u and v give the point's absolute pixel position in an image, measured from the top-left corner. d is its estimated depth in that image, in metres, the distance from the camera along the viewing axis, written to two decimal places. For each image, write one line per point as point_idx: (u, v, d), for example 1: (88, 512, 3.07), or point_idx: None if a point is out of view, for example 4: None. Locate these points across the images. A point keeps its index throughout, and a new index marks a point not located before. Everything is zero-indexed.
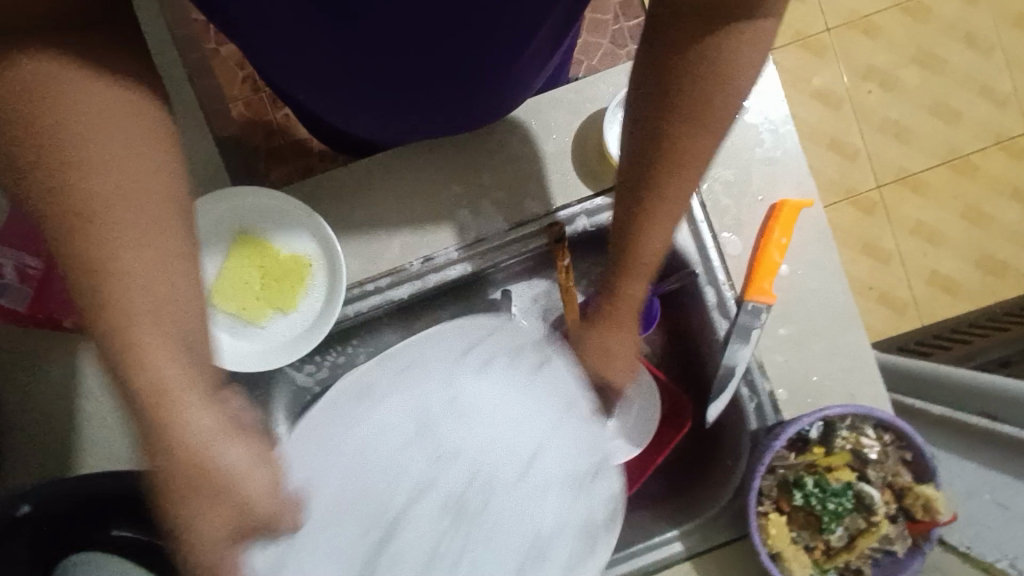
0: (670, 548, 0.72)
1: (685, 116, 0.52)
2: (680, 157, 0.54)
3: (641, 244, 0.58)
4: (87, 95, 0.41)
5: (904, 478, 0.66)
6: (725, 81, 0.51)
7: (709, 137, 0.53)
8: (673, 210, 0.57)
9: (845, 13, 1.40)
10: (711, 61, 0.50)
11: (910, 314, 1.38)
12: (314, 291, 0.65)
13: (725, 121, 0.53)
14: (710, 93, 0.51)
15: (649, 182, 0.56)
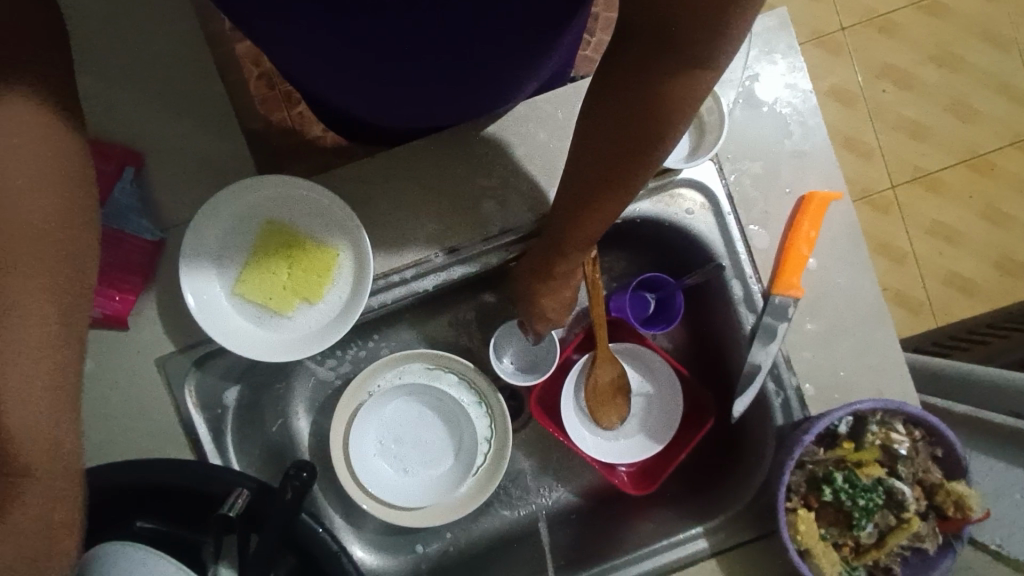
0: (695, 544, 0.72)
1: (628, 145, 0.48)
2: (607, 176, 0.51)
3: (569, 239, 0.59)
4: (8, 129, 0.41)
5: (934, 475, 0.66)
6: (662, 123, 0.46)
7: (638, 167, 0.50)
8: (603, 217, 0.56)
9: (861, 11, 1.45)
10: (650, 96, 0.44)
11: (925, 314, 1.42)
12: (340, 281, 0.66)
13: (654, 152, 0.49)
14: (645, 129, 0.47)
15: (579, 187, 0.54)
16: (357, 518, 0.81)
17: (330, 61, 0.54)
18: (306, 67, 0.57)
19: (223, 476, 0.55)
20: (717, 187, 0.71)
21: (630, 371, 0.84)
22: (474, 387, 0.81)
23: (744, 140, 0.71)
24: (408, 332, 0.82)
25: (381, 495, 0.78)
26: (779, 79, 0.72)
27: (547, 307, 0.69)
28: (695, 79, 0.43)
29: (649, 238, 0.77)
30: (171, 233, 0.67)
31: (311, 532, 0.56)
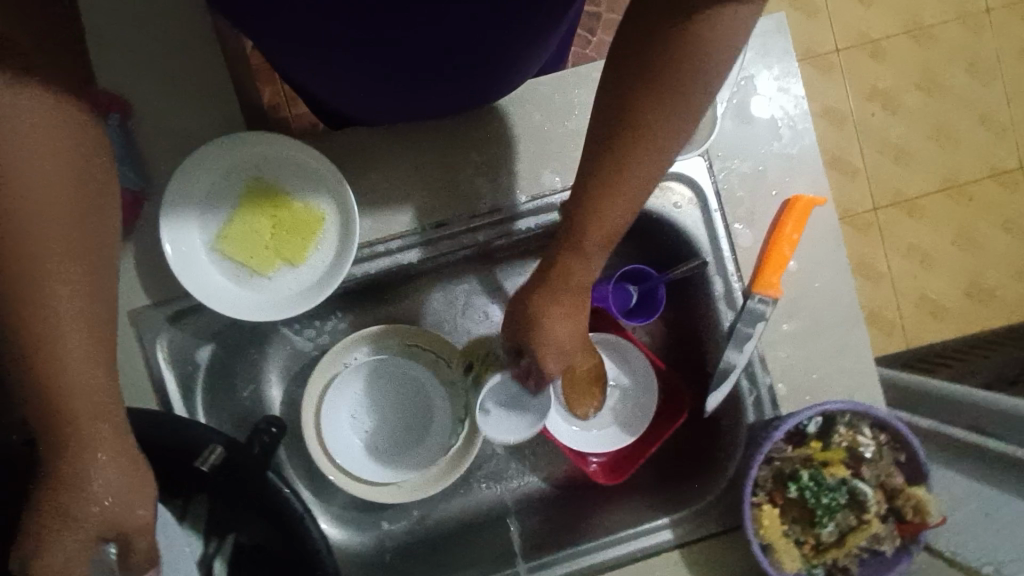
0: (660, 535, 0.72)
1: (657, 117, 0.46)
2: (636, 142, 0.48)
3: (588, 234, 0.53)
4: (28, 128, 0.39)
5: (896, 479, 0.67)
6: (705, 61, 0.44)
7: (672, 121, 0.47)
8: (627, 200, 0.51)
9: (854, 34, 1.48)
10: (688, 40, 0.43)
11: (896, 335, 1.45)
12: (324, 245, 0.66)
13: (693, 106, 0.47)
14: (685, 71, 0.44)
15: (598, 168, 0.50)
16: (323, 491, 0.81)
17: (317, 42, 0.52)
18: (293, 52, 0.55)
19: (190, 429, 0.53)
20: (706, 184, 0.72)
21: (608, 362, 0.84)
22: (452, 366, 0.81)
23: (735, 139, 0.72)
24: (389, 306, 0.82)
25: (349, 468, 0.77)
26: (772, 82, 0.73)
27: (553, 342, 0.59)
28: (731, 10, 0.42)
29: (636, 230, 0.78)
30: (154, 185, 0.66)
31: (275, 492, 0.53)
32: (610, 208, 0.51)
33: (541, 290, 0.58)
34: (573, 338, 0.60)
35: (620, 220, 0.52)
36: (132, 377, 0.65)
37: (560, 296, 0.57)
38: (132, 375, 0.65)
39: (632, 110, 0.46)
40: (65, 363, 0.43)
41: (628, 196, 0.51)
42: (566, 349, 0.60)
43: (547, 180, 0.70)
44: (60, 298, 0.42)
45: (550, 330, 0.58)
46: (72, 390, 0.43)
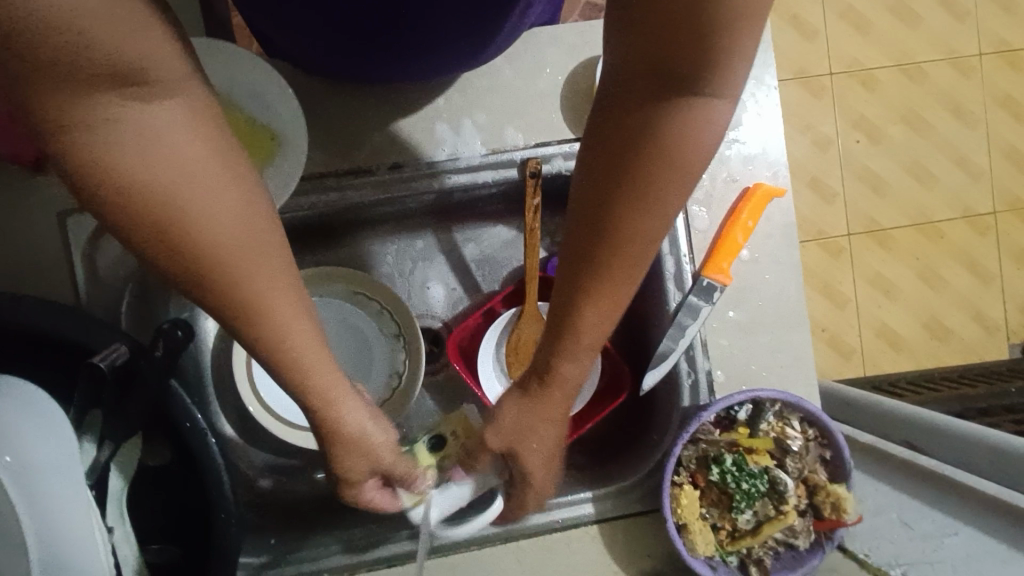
0: (581, 509, 0.71)
1: (645, 206, 0.46)
2: (624, 244, 0.48)
3: (583, 328, 0.52)
4: (133, 123, 0.35)
5: (819, 476, 0.67)
6: (684, 168, 0.45)
7: (657, 222, 0.47)
8: (619, 295, 0.51)
9: (847, 60, 1.43)
10: (669, 145, 0.43)
11: (854, 362, 1.41)
12: (267, 166, 0.62)
13: (672, 206, 0.47)
14: (665, 178, 0.45)
15: (588, 270, 0.50)
16: (248, 430, 0.78)
17: None
18: None
19: (95, 329, 0.52)
20: None
21: None
22: (396, 318, 0.79)
23: None
24: (341, 250, 0.82)
25: (274, 407, 0.75)
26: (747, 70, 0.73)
27: (529, 442, 0.60)
28: (702, 111, 0.42)
29: None
30: None
31: (180, 401, 0.54)
32: (605, 306, 0.51)
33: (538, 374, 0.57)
34: (554, 431, 0.60)
35: (609, 317, 0.52)
36: (60, 279, 0.64)
37: (555, 388, 0.57)
38: (59, 276, 0.64)
39: (616, 216, 0.47)
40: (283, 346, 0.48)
41: (622, 290, 0.51)
42: (544, 448, 0.61)
43: (510, 135, 0.70)
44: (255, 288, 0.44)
45: (525, 425, 0.59)
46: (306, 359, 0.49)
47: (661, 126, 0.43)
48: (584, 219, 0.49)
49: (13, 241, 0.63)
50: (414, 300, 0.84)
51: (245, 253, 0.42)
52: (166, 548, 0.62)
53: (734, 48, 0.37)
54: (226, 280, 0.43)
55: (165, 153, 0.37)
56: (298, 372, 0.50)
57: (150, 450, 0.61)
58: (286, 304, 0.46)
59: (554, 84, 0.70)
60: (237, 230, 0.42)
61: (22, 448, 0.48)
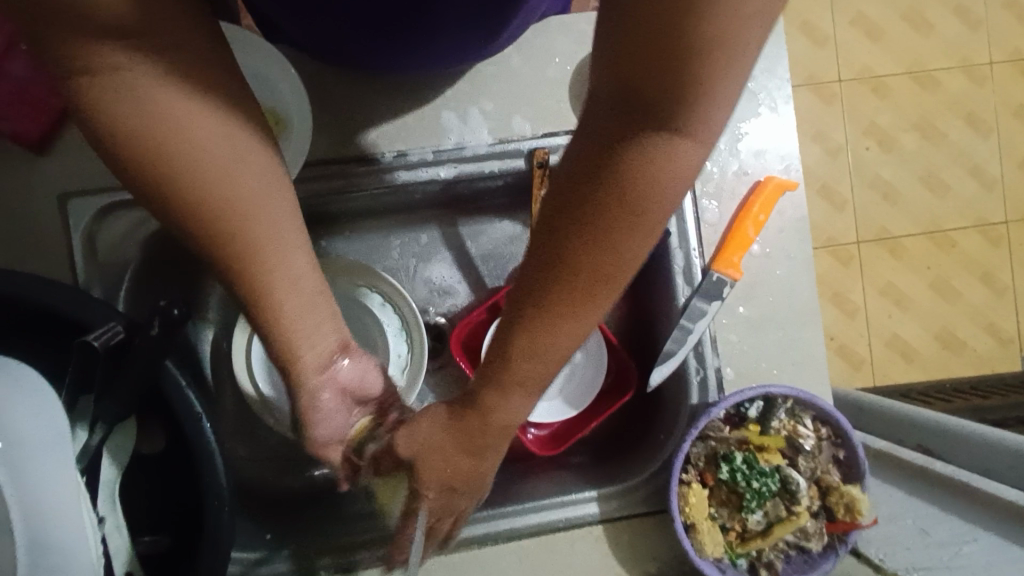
0: (585, 508, 0.69)
1: (603, 245, 0.43)
2: (578, 281, 0.45)
3: (527, 360, 0.50)
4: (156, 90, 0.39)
5: (832, 477, 0.65)
6: (648, 208, 0.42)
7: (616, 262, 0.44)
8: (569, 331, 0.48)
9: (858, 67, 1.43)
10: (632, 183, 0.40)
11: (864, 371, 1.39)
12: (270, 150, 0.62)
13: (634, 248, 0.44)
14: (631, 216, 0.42)
15: (539, 305, 0.47)
16: (245, 423, 0.76)
17: None
18: None
19: (93, 308, 0.53)
20: None
21: None
22: (399, 311, 0.78)
23: None
24: (344, 242, 0.80)
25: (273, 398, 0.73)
26: (759, 62, 0.72)
27: (427, 454, 0.57)
28: (673, 153, 0.39)
29: None
30: None
31: (176, 383, 0.54)
32: (555, 343, 0.48)
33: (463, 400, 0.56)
34: (450, 453, 0.57)
35: (559, 354, 0.50)
36: (61, 261, 0.63)
37: (493, 421, 0.54)
38: (60, 258, 0.63)
39: (573, 251, 0.44)
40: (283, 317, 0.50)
41: (573, 326, 0.48)
42: (441, 469, 0.58)
43: (518, 125, 0.69)
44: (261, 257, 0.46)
45: (430, 432, 0.57)
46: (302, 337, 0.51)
47: (631, 163, 0.39)
48: (540, 252, 0.45)
49: (17, 223, 0.63)
50: (418, 294, 0.82)
51: (241, 208, 0.44)
52: (160, 539, 0.60)
53: (711, 83, 0.35)
54: (220, 229, 0.44)
55: (166, 106, 0.39)
56: (288, 338, 0.51)
57: (145, 438, 0.60)
58: (283, 279, 0.48)
59: (563, 75, 0.69)
60: (235, 185, 0.43)
61: (14, 430, 0.47)
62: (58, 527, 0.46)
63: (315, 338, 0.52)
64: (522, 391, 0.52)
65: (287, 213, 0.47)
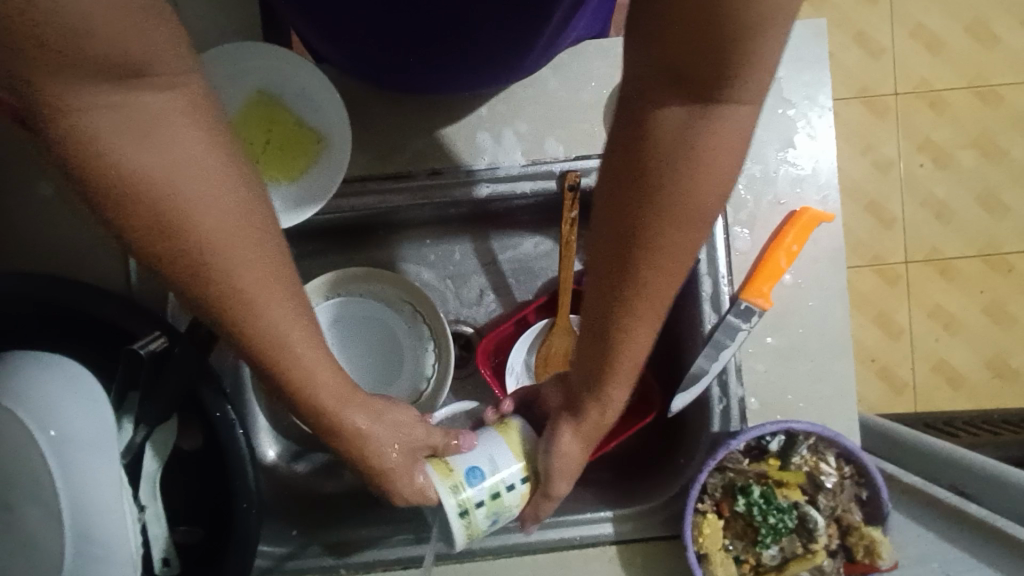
0: (600, 528, 0.70)
1: (675, 212, 0.45)
2: (652, 255, 0.47)
3: (623, 342, 0.51)
4: (143, 117, 0.36)
5: (853, 517, 0.64)
6: (709, 181, 0.44)
7: (693, 235, 0.47)
8: (652, 308, 0.50)
9: (915, 80, 1.37)
10: (697, 150, 0.42)
11: (906, 396, 1.34)
12: (314, 167, 0.64)
13: (706, 216, 0.46)
14: (695, 187, 0.44)
15: (620, 281, 0.48)
16: (281, 420, 0.81)
17: None
18: None
19: (142, 317, 0.57)
20: None
21: None
22: (428, 322, 0.80)
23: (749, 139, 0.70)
24: (379, 250, 0.83)
25: None
26: (800, 88, 0.71)
27: (565, 464, 0.59)
28: (730, 121, 0.42)
29: None
30: None
31: (211, 391, 0.58)
32: (641, 319, 0.50)
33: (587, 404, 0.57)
34: (583, 447, 0.59)
35: (646, 329, 0.51)
36: (114, 265, 0.67)
37: (597, 411, 0.57)
38: (114, 258, 0.67)
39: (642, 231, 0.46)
40: (285, 352, 0.46)
41: (656, 304, 0.50)
42: (575, 470, 0.60)
43: (551, 147, 0.70)
44: (245, 293, 0.43)
45: (565, 447, 0.59)
46: (303, 369, 0.48)
47: (691, 134, 0.42)
48: (607, 234, 0.48)
49: (78, 225, 0.67)
50: (447, 305, 0.84)
51: (240, 247, 0.42)
52: (193, 530, 0.65)
53: (764, 56, 0.37)
54: (217, 275, 0.41)
55: (159, 141, 0.37)
56: (319, 402, 0.50)
57: (185, 435, 0.64)
58: (277, 310, 0.44)
59: (598, 97, 0.70)
60: (229, 228, 0.41)
61: (68, 429, 0.51)
62: (89, 520, 0.50)
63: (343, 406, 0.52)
64: (623, 374, 0.54)
65: (282, 262, 0.45)
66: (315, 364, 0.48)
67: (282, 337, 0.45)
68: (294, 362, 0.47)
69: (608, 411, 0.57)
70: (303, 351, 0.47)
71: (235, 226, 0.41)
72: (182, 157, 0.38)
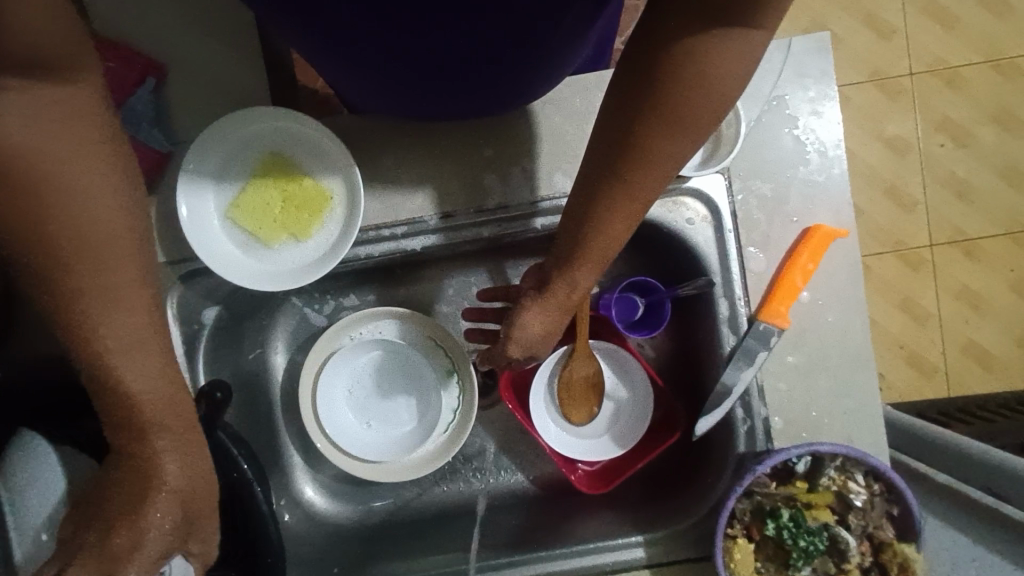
0: (631, 552, 0.71)
1: (674, 113, 0.46)
2: (648, 151, 0.47)
3: (601, 233, 0.51)
4: (59, 116, 0.44)
5: (886, 533, 0.63)
6: (718, 96, 0.45)
7: (687, 143, 0.47)
8: (633, 206, 0.50)
9: (930, 59, 1.34)
10: (706, 69, 0.44)
11: (937, 381, 1.31)
12: (330, 223, 0.66)
13: (703, 127, 0.47)
14: (702, 100, 0.45)
15: (609, 169, 0.49)
16: (315, 459, 0.84)
17: (357, 41, 0.56)
18: (339, 50, 0.58)
19: None
20: (723, 203, 0.69)
21: (606, 372, 0.83)
22: (449, 355, 0.82)
23: (758, 158, 0.70)
24: (398, 289, 0.84)
25: (339, 440, 0.80)
26: (806, 103, 0.70)
27: (524, 339, 0.58)
28: (746, 46, 0.44)
29: (650, 243, 0.76)
30: (181, 147, 0.67)
31: (229, 449, 0.63)
32: (621, 211, 0.50)
33: (553, 284, 0.56)
34: (548, 328, 0.58)
35: (627, 223, 0.51)
36: None
37: (560, 292, 0.56)
38: None
39: (644, 117, 0.46)
40: (122, 375, 0.46)
41: (640, 200, 0.50)
42: (531, 346, 0.59)
43: (558, 182, 0.70)
44: (103, 304, 0.46)
45: (527, 323, 0.57)
46: (130, 393, 0.47)
47: (705, 51, 0.43)
48: (611, 115, 0.48)
49: None
50: None
51: (102, 257, 0.46)
52: None
53: None
54: (80, 281, 0.45)
55: (68, 170, 0.44)
56: (152, 448, 0.48)
57: None
58: (129, 327, 0.47)
59: None
60: (105, 233, 0.46)
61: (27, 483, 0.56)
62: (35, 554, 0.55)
63: (154, 444, 0.48)
64: (595, 267, 0.54)
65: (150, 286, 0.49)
66: (143, 384, 0.47)
67: (123, 356, 0.46)
68: (137, 393, 0.47)
69: (577, 297, 0.56)
70: (155, 382, 0.48)
71: (112, 235, 0.46)
72: (78, 165, 0.45)
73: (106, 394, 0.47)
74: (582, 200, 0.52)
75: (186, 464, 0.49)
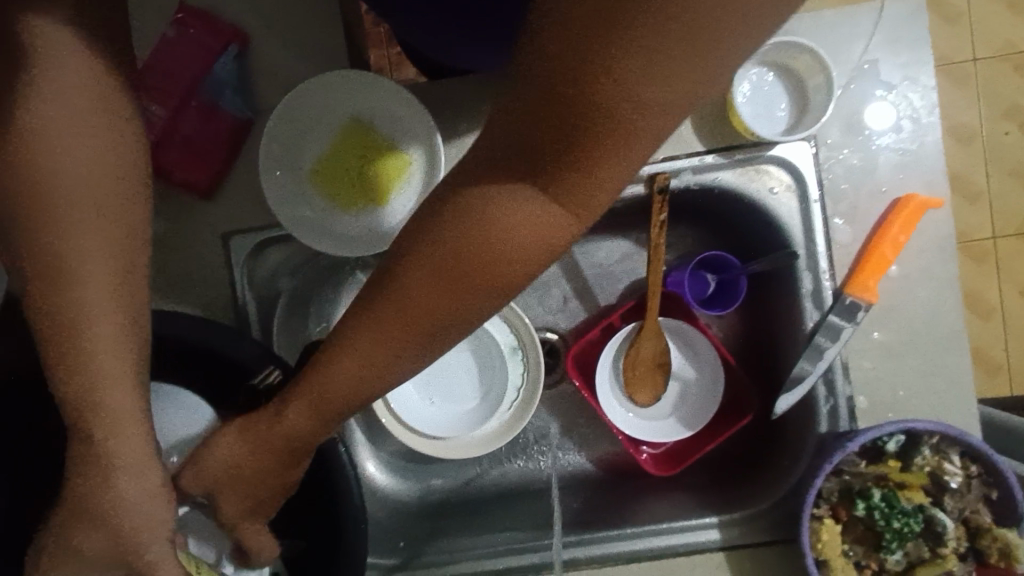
0: (706, 533, 0.69)
1: (513, 195, 0.39)
2: (474, 236, 0.40)
3: (392, 319, 0.44)
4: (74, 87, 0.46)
5: (983, 517, 0.60)
6: (573, 200, 0.38)
7: (527, 240, 0.40)
8: (439, 301, 0.42)
9: (998, 42, 1.28)
10: (577, 153, 0.36)
11: (1000, 379, 1.26)
12: (408, 189, 0.66)
13: (541, 240, 0.40)
14: (542, 189, 0.38)
15: (426, 244, 0.42)
16: (377, 435, 0.83)
17: None
18: None
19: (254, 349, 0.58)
20: (809, 172, 0.67)
21: (673, 351, 0.81)
22: (515, 331, 0.80)
23: (846, 126, 0.67)
24: None
25: (404, 416, 0.78)
26: (897, 69, 0.67)
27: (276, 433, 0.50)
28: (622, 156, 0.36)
29: (723, 218, 0.74)
30: (261, 115, 0.67)
31: None
32: (425, 298, 0.42)
33: (318, 367, 0.47)
34: (302, 426, 0.49)
35: (429, 321, 0.43)
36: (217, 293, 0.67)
37: (319, 382, 0.47)
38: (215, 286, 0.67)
39: (422, 227, 0.43)
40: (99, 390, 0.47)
41: (449, 299, 0.42)
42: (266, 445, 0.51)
43: None
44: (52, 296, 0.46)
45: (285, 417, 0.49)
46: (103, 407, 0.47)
47: (570, 134, 0.36)
48: (459, 184, 0.42)
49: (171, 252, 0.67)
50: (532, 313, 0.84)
51: (85, 256, 0.47)
52: (295, 541, 0.64)
53: (668, 78, 0.33)
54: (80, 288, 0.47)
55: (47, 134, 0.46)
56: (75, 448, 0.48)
57: None
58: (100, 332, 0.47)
59: None
60: (86, 231, 0.47)
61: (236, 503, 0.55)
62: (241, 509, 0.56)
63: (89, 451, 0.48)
64: (364, 363, 0.46)
65: (139, 303, 0.49)
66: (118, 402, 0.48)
67: (95, 366, 0.47)
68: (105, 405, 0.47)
69: (343, 402, 0.48)
70: (117, 401, 0.48)
71: (101, 234, 0.47)
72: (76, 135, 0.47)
73: (88, 407, 0.48)
74: (333, 334, 0.47)
75: (145, 492, 0.49)
